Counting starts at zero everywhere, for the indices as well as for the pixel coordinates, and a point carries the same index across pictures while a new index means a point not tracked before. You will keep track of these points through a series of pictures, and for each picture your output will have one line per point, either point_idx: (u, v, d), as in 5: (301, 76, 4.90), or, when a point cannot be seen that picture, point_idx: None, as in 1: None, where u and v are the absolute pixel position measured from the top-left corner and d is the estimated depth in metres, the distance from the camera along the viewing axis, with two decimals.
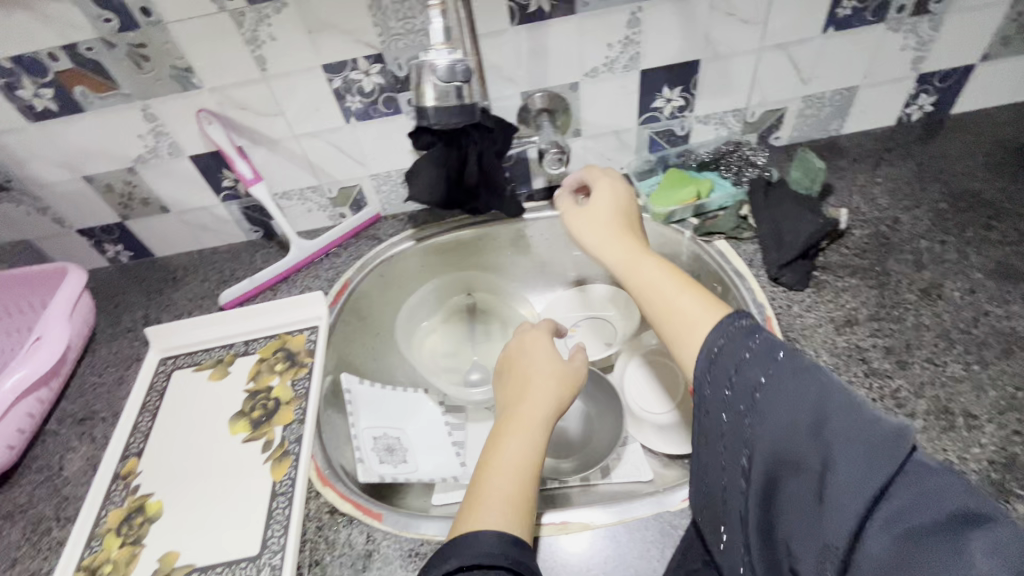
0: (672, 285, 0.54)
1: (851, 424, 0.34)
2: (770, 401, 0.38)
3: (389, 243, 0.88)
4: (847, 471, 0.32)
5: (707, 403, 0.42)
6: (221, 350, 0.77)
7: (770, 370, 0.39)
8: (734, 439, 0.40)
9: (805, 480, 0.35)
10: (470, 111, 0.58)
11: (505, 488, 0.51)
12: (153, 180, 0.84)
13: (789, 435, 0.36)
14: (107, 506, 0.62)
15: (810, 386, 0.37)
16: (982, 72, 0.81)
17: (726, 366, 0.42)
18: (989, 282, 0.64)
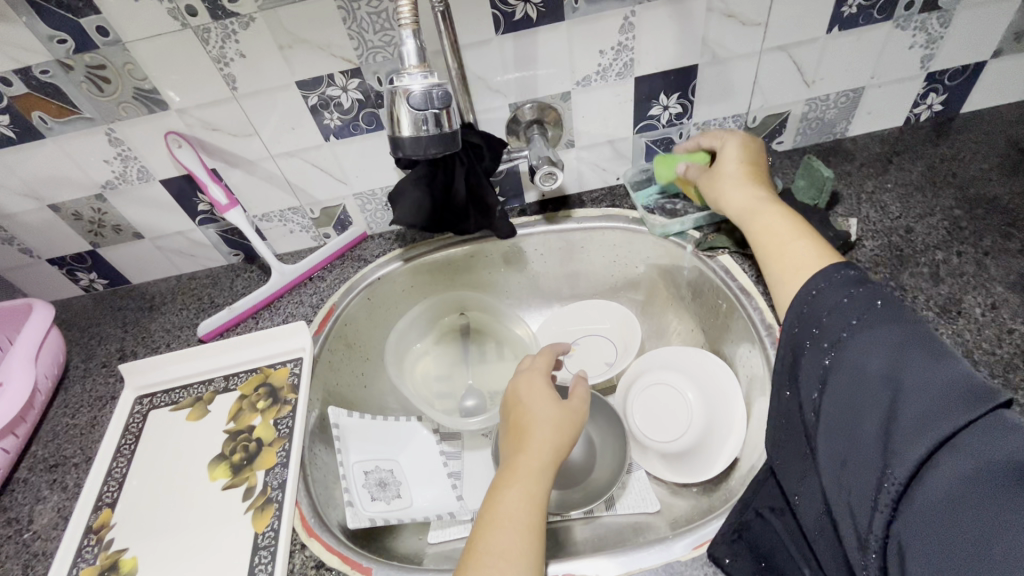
0: (787, 227, 0.55)
1: (932, 373, 0.36)
2: (856, 345, 0.41)
3: (376, 264, 0.84)
4: (917, 412, 0.35)
5: (802, 343, 0.46)
6: (200, 387, 0.73)
7: (868, 313, 0.42)
8: (815, 376, 0.44)
9: (874, 419, 0.37)
10: (450, 138, 0.53)
11: (504, 544, 0.48)
12: (123, 206, 0.79)
13: (868, 378, 0.39)
14: (79, 564, 0.58)
15: (903, 336, 0.39)
16: (993, 69, 0.77)
17: (823, 305, 0.45)
18: (1011, 296, 0.61)
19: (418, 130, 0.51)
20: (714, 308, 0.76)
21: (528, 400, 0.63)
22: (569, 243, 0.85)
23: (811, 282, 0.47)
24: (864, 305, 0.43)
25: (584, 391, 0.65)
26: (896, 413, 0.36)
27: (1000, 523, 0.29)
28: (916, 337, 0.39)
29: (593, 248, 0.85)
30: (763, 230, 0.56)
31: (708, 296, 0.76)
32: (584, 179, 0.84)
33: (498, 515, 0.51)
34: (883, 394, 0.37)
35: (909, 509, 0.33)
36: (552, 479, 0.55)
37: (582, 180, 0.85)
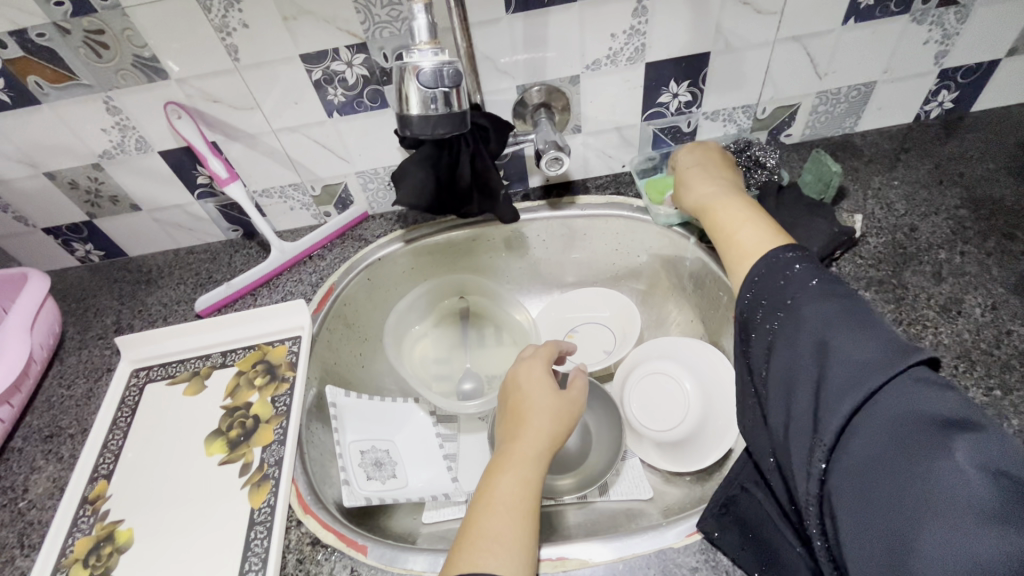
0: (735, 215, 0.56)
1: (862, 340, 0.39)
2: (796, 317, 0.44)
3: (377, 244, 0.83)
4: (849, 376, 0.38)
5: (750, 321, 0.48)
6: (197, 362, 0.72)
7: (812, 288, 0.45)
8: (760, 345, 0.46)
9: (813, 384, 0.40)
10: (458, 119, 0.52)
11: (499, 528, 0.48)
12: (120, 177, 0.78)
13: (808, 348, 0.42)
14: (75, 533, 0.58)
15: (841, 308, 0.42)
16: (1007, 69, 0.76)
17: (768, 282, 0.47)
18: (1012, 298, 0.61)
19: (426, 108, 0.50)
20: (715, 300, 0.76)
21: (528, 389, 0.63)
22: (572, 230, 0.84)
23: (753, 268, 0.49)
24: (799, 283, 0.45)
25: (584, 381, 0.65)
26: (830, 376, 0.39)
27: (920, 466, 0.33)
28: (848, 309, 0.42)
29: (596, 235, 0.84)
30: (717, 218, 0.57)
31: (709, 287, 0.76)
32: (589, 166, 0.84)
33: (492, 498, 0.51)
34: (819, 361, 0.40)
35: (842, 461, 0.36)
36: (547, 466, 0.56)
37: (587, 167, 0.84)
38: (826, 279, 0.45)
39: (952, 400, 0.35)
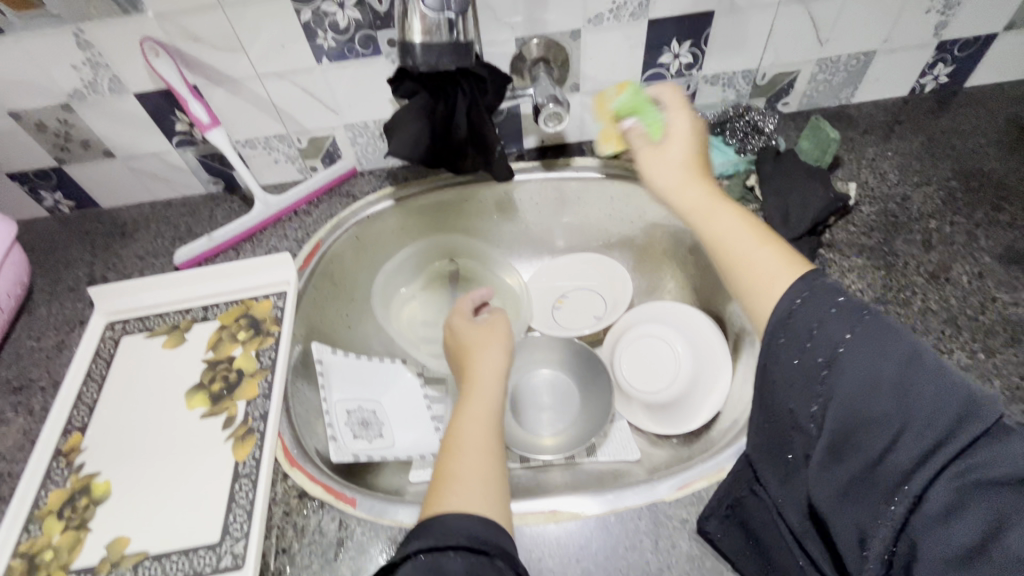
0: (752, 235, 0.46)
1: (941, 389, 0.31)
2: (845, 365, 0.34)
3: (365, 201, 0.80)
4: (929, 431, 0.31)
5: (782, 362, 0.37)
6: (176, 315, 0.69)
7: (853, 328, 0.35)
8: (799, 391, 0.37)
9: (878, 438, 0.32)
10: (464, 51, 0.50)
11: (469, 471, 0.48)
12: (92, 120, 0.73)
13: (860, 397, 0.33)
14: (48, 485, 0.56)
15: (883, 341, 0.34)
16: (1003, 43, 0.77)
17: (806, 317, 0.37)
18: (998, 267, 0.62)
19: (429, 37, 0.48)
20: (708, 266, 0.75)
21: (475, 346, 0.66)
22: (565, 193, 0.83)
23: (786, 295, 0.39)
24: (849, 317, 0.35)
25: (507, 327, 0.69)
26: (907, 438, 0.31)
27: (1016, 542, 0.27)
28: (904, 349, 0.33)
29: (590, 200, 0.83)
30: (713, 238, 0.48)
31: (703, 253, 0.76)
32: (586, 128, 0.82)
33: (456, 444, 0.52)
34: (890, 418, 0.32)
35: (921, 543, 0.30)
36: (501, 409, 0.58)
37: (583, 129, 0.82)
38: (876, 312, 0.36)
39: None
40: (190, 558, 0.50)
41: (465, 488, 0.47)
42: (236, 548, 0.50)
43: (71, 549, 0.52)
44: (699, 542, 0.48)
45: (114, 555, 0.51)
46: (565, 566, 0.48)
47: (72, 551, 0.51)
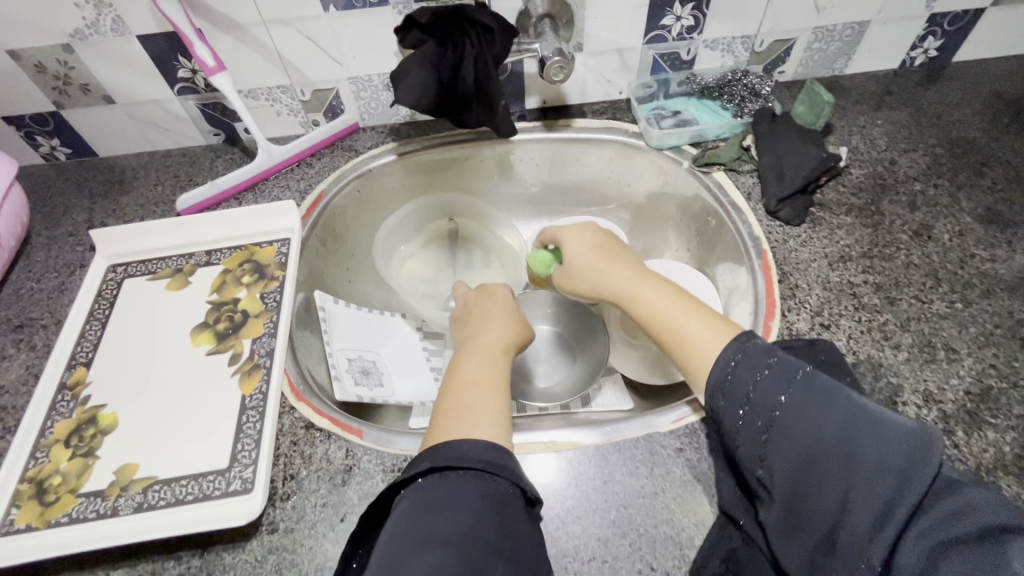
0: (677, 309, 0.53)
1: (884, 438, 0.36)
2: (786, 426, 0.40)
3: (368, 155, 0.81)
4: (879, 486, 0.35)
5: (739, 420, 0.43)
6: (179, 259, 0.70)
7: (790, 390, 0.41)
8: (747, 453, 0.42)
9: (833, 492, 0.37)
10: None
11: (464, 405, 0.50)
12: (93, 63, 0.72)
13: (805, 456, 0.38)
14: (53, 416, 0.57)
15: (821, 398, 0.40)
16: (991, 18, 0.79)
17: (744, 378, 0.43)
18: (977, 226, 0.65)
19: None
20: (703, 226, 0.78)
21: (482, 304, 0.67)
22: (565, 154, 0.84)
23: (726, 355, 0.45)
24: (786, 378, 0.41)
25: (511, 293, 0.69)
26: (857, 492, 0.36)
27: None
28: (845, 408, 0.39)
29: (589, 161, 0.85)
30: (649, 311, 0.55)
31: (697, 214, 0.78)
32: (587, 90, 0.83)
33: (455, 383, 0.53)
34: (842, 475, 0.37)
35: None
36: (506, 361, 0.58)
37: (585, 91, 0.83)
38: (811, 373, 0.42)
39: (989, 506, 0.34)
40: (200, 483, 0.51)
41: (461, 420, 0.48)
42: (245, 474, 0.52)
43: (80, 474, 0.53)
44: (691, 468, 0.50)
45: (123, 480, 0.52)
46: (564, 489, 0.50)
47: (80, 477, 0.52)
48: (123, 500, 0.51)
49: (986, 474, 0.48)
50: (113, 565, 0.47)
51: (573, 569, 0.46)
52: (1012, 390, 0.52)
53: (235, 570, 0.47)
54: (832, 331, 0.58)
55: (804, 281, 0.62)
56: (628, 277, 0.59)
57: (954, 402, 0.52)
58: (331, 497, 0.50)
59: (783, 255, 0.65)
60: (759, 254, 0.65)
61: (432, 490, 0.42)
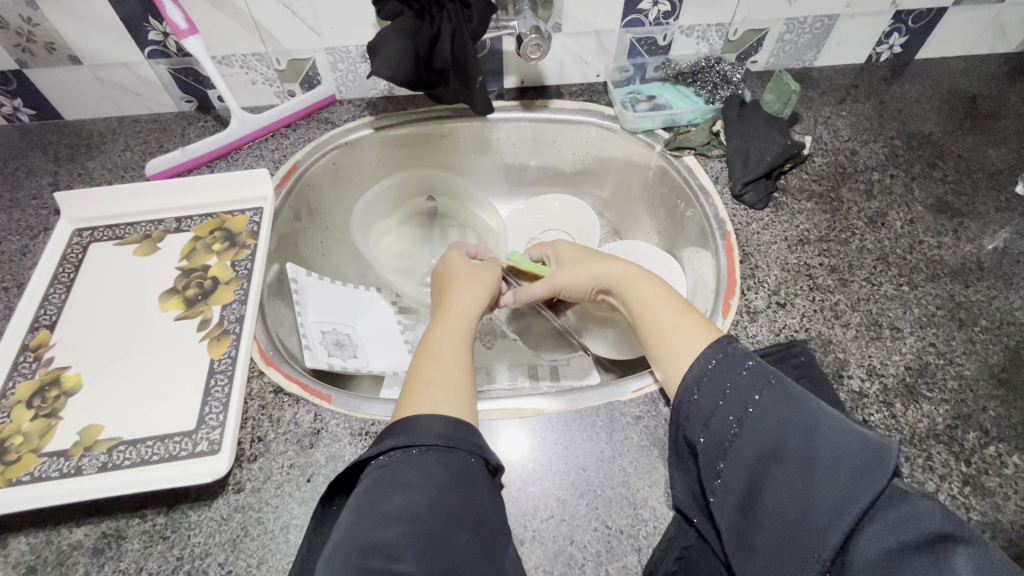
0: (670, 311, 0.55)
1: (843, 441, 0.38)
2: (754, 424, 0.42)
3: (344, 128, 0.80)
4: (835, 481, 0.37)
5: (713, 416, 0.44)
6: (148, 225, 0.69)
7: (760, 393, 0.43)
8: (712, 449, 0.44)
9: (791, 487, 0.38)
10: None
11: (436, 376, 0.51)
12: (58, 21, 0.70)
13: (766, 452, 0.41)
14: (15, 377, 0.56)
15: (787, 402, 0.42)
16: (951, 17, 0.82)
17: (717, 380, 0.46)
18: (927, 215, 0.69)
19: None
20: (673, 209, 0.80)
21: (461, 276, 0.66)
22: (541, 134, 0.85)
23: (707, 353, 0.48)
24: (761, 379, 0.44)
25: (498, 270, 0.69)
26: (812, 486, 0.38)
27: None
28: (810, 411, 0.41)
29: (565, 142, 0.86)
30: (642, 308, 0.57)
31: (668, 197, 0.80)
32: (565, 72, 0.84)
33: (431, 355, 0.54)
34: (802, 471, 0.38)
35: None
36: (473, 333, 0.60)
37: (563, 72, 0.84)
38: (782, 378, 0.44)
39: (935, 512, 0.34)
40: (166, 444, 0.52)
41: (439, 388, 0.50)
42: (211, 436, 0.52)
43: (42, 434, 0.52)
44: (649, 435, 0.53)
45: (87, 441, 0.52)
46: (527, 455, 0.52)
47: (43, 436, 0.52)
48: (87, 459, 0.51)
49: (919, 442, 0.51)
50: (75, 522, 0.48)
51: (532, 527, 0.48)
52: (948, 366, 0.56)
53: (200, 528, 0.47)
54: (787, 309, 0.60)
55: (765, 262, 0.65)
56: (630, 271, 0.61)
57: (895, 376, 0.55)
58: (298, 458, 0.51)
59: (745, 237, 0.67)
60: (723, 236, 0.68)
61: (398, 465, 0.43)
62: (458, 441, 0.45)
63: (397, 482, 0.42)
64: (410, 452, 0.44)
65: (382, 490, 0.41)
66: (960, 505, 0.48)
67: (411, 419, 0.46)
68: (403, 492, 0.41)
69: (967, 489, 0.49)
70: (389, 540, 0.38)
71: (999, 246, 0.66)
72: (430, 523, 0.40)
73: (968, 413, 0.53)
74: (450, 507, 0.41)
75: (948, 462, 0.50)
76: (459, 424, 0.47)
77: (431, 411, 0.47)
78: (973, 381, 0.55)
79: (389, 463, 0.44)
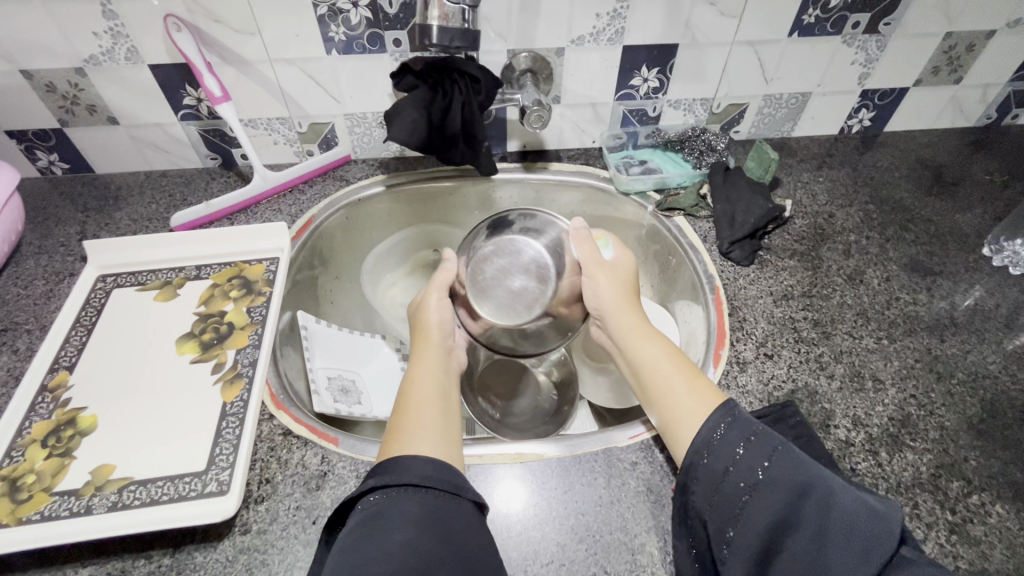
0: (676, 374, 0.56)
1: (848, 505, 0.40)
2: (765, 492, 0.43)
3: (358, 185, 0.86)
4: (847, 547, 0.38)
5: (726, 478, 0.46)
6: (169, 272, 0.73)
7: (767, 459, 0.45)
8: (722, 516, 0.45)
9: (806, 547, 0.39)
10: (471, 36, 0.63)
11: (425, 423, 0.54)
12: (103, 86, 0.77)
13: (779, 521, 0.41)
14: (32, 417, 0.58)
15: (804, 472, 0.43)
16: (912, 97, 0.91)
17: (728, 445, 0.47)
18: (902, 274, 0.74)
19: (445, 22, 0.62)
20: (665, 263, 0.84)
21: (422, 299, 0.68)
22: (541, 194, 0.91)
23: (713, 422, 0.49)
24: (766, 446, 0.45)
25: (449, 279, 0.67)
26: (830, 547, 0.38)
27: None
28: (817, 477, 0.42)
29: (563, 201, 0.92)
30: (649, 367, 0.58)
31: (660, 252, 0.85)
32: (563, 138, 0.91)
33: (410, 403, 0.57)
34: (814, 536, 0.39)
35: None
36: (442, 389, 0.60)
37: (561, 138, 0.91)
38: (787, 446, 0.45)
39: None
40: (176, 484, 0.53)
41: (423, 435, 0.53)
42: (221, 477, 0.53)
43: (55, 473, 0.54)
44: (645, 481, 0.54)
45: (99, 481, 0.53)
46: (526, 500, 0.53)
47: (56, 475, 0.53)
48: (97, 499, 0.52)
49: (905, 490, 0.53)
50: (82, 562, 0.48)
51: (532, 572, 0.49)
52: (929, 418, 0.59)
53: (206, 569, 0.48)
54: (774, 361, 0.64)
55: (752, 316, 0.69)
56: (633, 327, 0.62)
57: (878, 427, 0.58)
58: (304, 501, 0.52)
59: (733, 291, 0.72)
60: (712, 291, 0.72)
61: (388, 506, 0.45)
62: (434, 479, 0.48)
63: (392, 516, 0.44)
64: (389, 494, 0.46)
65: (369, 528, 0.43)
66: (948, 552, 0.49)
67: (400, 459, 0.49)
68: (397, 529, 0.43)
69: (954, 536, 0.50)
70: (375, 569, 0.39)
71: (972, 304, 0.70)
72: (413, 558, 0.41)
73: (951, 463, 0.55)
74: (434, 547, 0.42)
75: (933, 510, 0.52)
76: (442, 464, 0.50)
77: (415, 454, 0.50)
78: (953, 432, 0.58)
79: (380, 506, 0.45)
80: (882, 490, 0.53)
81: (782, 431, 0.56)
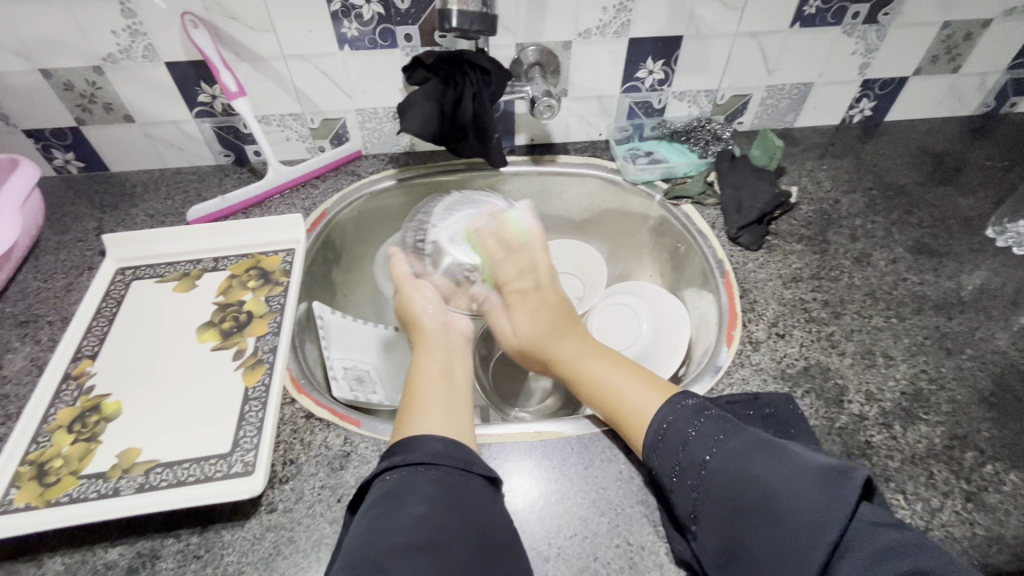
0: (620, 379, 0.57)
1: (800, 468, 0.42)
2: (723, 464, 0.45)
3: (371, 179, 0.88)
4: (802, 501, 0.40)
5: (688, 452, 0.48)
6: (187, 264, 0.74)
7: (721, 435, 0.47)
8: (692, 486, 0.47)
9: (763, 531, 0.41)
10: (489, 21, 0.65)
11: (444, 401, 0.55)
12: (119, 84, 0.78)
13: (739, 487, 0.44)
14: (57, 404, 0.59)
15: (757, 447, 0.45)
16: (911, 87, 0.93)
17: (685, 424, 0.49)
18: (908, 256, 0.75)
19: (464, 6, 0.64)
20: (674, 251, 0.86)
21: (398, 295, 0.68)
22: (549, 186, 0.93)
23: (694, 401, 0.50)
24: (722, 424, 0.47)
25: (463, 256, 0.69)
26: (787, 501, 0.41)
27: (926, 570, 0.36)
28: (773, 447, 0.45)
29: (572, 192, 0.93)
30: (592, 378, 0.58)
31: (668, 241, 0.87)
32: (571, 131, 0.92)
33: (421, 384, 0.58)
34: (773, 497, 0.41)
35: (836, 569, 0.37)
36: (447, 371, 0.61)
37: (568, 132, 0.93)
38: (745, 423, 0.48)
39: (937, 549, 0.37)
40: (202, 466, 0.54)
41: (433, 411, 0.54)
42: (246, 458, 0.54)
43: (83, 457, 0.54)
44: None
45: (125, 464, 0.54)
46: (549, 478, 0.54)
47: (83, 458, 0.54)
48: (124, 481, 0.52)
49: (920, 461, 0.54)
50: (112, 542, 0.49)
51: (556, 544, 0.50)
52: (941, 391, 0.60)
53: (234, 547, 0.49)
54: (786, 340, 0.65)
55: (763, 297, 0.70)
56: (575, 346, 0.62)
57: (891, 401, 0.59)
58: (329, 480, 0.53)
59: (743, 275, 0.73)
60: (722, 275, 0.73)
61: (395, 485, 0.46)
62: (446, 458, 0.48)
63: (397, 497, 0.45)
64: (402, 472, 0.47)
65: (386, 505, 0.44)
66: (966, 520, 0.50)
67: (417, 437, 0.50)
68: (404, 508, 0.44)
69: (970, 504, 0.51)
70: (385, 548, 0.40)
71: (978, 283, 0.71)
72: (423, 535, 0.42)
73: (964, 434, 0.56)
74: (444, 524, 0.43)
75: (949, 480, 0.53)
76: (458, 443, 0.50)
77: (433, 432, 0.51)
78: (965, 405, 0.59)
79: (389, 485, 0.46)
80: (898, 462, 0.54)
81: (797, 406, 0.57)
